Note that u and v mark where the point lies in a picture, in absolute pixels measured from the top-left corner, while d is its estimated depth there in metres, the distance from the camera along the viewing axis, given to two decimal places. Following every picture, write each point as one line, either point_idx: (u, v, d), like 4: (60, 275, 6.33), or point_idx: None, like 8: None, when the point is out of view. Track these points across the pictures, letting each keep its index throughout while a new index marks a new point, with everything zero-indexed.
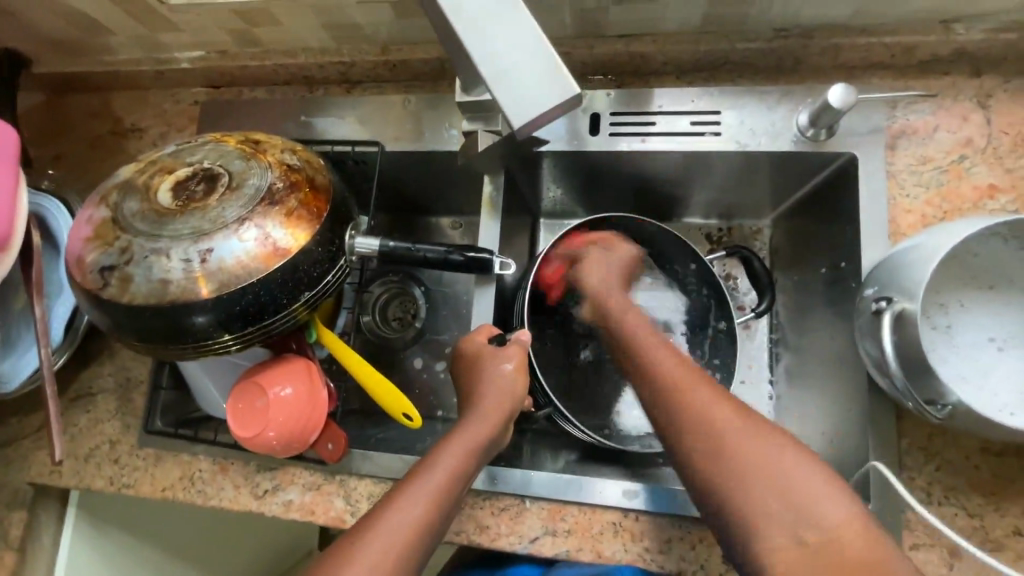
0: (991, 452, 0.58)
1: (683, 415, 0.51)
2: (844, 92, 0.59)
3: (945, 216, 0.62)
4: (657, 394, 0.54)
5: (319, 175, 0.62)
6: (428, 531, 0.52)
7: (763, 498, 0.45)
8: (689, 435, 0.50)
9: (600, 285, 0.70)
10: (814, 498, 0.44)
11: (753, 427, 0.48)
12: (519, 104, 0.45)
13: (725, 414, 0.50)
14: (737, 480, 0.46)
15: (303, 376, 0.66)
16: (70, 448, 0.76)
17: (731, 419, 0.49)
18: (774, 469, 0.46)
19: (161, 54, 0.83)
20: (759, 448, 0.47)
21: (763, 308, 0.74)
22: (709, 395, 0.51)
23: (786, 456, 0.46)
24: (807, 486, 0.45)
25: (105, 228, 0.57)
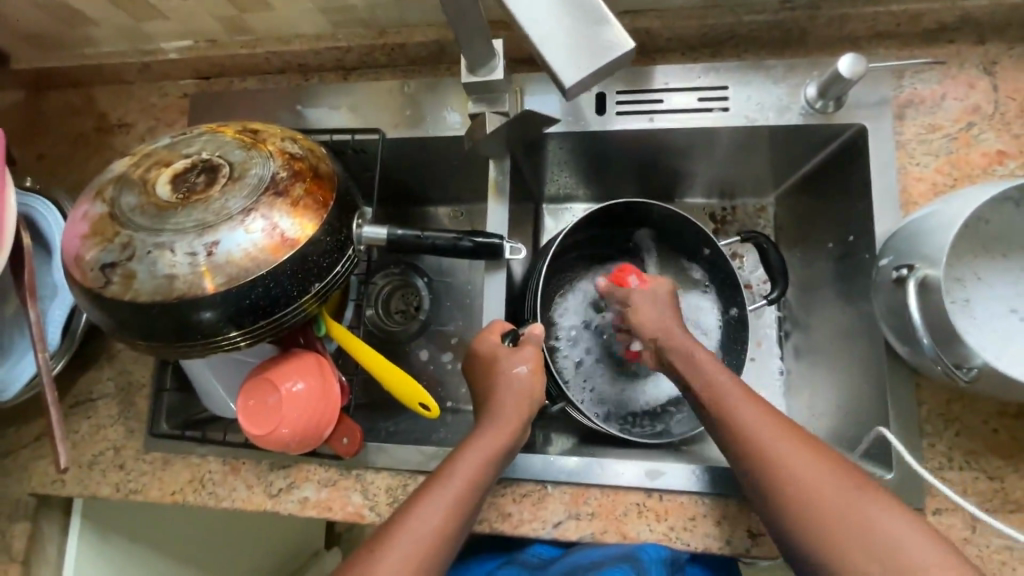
0: (1009, 415, 0.59)
1: (775, 468, 0.49)
2: (854, 62, 0.59)
3: (956, 183, 0.62)
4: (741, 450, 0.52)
5: (322, 163, 0.60)
6: (449, 540, 0.51)
7: (848, 546, 0.45)
8: (769, 483, 0.49)
9: (656, 315, 0.64)
10: (900, 542, 0.44)
11: (847, 483, 0.47)
12: (569, 61, 0.42)
13: (809, 456, 0.49)
14: (817, 528, 0.46)
15: (315, 371, 0.64)
16: (73, 456, 0.74)
17: (815, 464, 0.49)
18: (858, 516, 0.45)
19: (147, 46, 0.80)
20: (843, 494, 0.47)
21: (776, 296, 0.73)
22: (789, 440, 0.50)
23: (872, 503, 0.46)
24: (895, 533, 0.44)
25: (103, 224, 0.55)
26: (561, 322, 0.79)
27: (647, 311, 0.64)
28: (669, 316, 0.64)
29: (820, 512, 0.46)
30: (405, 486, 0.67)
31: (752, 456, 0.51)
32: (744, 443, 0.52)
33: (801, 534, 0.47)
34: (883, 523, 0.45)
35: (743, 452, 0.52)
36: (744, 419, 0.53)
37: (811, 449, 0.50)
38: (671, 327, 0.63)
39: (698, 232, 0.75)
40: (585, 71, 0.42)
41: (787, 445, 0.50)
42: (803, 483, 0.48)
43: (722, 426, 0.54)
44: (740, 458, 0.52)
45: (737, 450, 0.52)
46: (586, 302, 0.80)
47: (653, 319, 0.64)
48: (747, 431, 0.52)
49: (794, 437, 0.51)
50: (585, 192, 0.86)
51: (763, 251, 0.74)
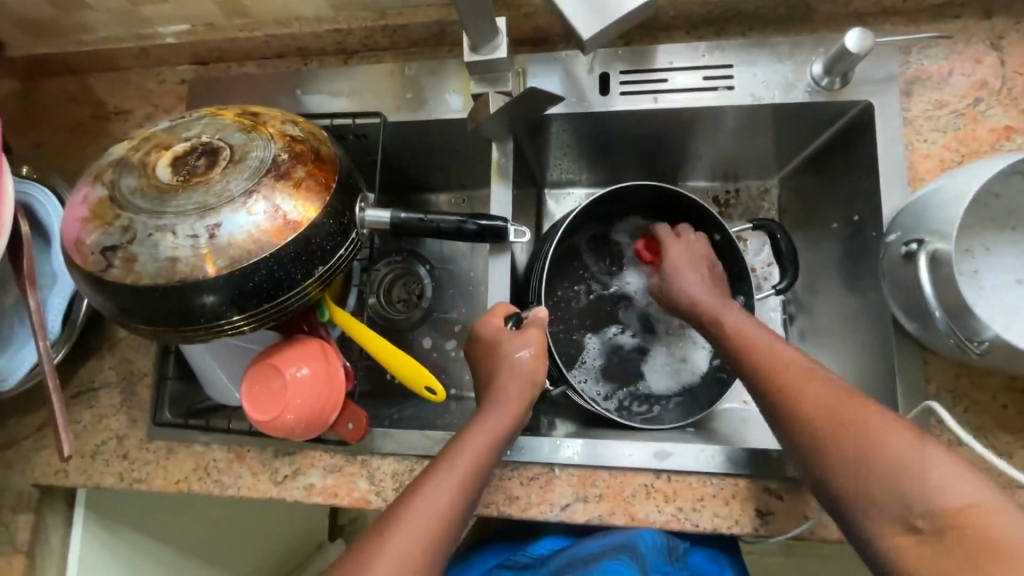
0: (1017, 390, 0.59)
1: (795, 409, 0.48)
2: (861, 36, 0.58)
3: (963, 159, 0.62)
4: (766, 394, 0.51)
5: (324, 146, 0.60)
6: (455, 522, 0.50)
7: (867, 484, 0.42)
8: (794, 423, 0.48)
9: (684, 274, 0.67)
10: (936, 473, 0.40)
11: (874, 421, 0.44)
12: (587, 20, 0.55)
13: (837, 392, 0.47)
14: (844, 461, 0.44)
15: (319, 356, 0.64)
16: (76, 446, 0.73)
17: (841, 401, 0.46)
18: (890, 447, 0.42)
19: (143, 30, 0.78)
20: (872, 426, 0.44)
21: (783, 287, 0.69)
22: (814, 380, 0.48)
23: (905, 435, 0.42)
24: (930, 464, 0.40)
25: (102, 208, 0.54)
26: (563, 305, 0.79)
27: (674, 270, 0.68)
28: (697, 274, 0.67)
29: (846, 444, 0.44)
30: (411, 471, 0.67)
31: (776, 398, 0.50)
32: (768, 384, 0.51)
33: (829, 470, 0.45)
34: (916, 454, 0.41)
35: (766, 391, 0.51)
36: (768, 363, 0.52)
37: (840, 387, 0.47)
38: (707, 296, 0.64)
39: (706, 214, 0.74)
40: (612, 17, 0.54)
41: (810, 383, 0.48)
42: (826, 417, 0.46)
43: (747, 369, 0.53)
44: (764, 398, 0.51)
45: (763, 397, 0.51)
46: (587, 285, 0.80)
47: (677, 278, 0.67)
48: (772, 372, 0.51)
49: (819, 376, 0.49)
50: (588, 177, 0.85)
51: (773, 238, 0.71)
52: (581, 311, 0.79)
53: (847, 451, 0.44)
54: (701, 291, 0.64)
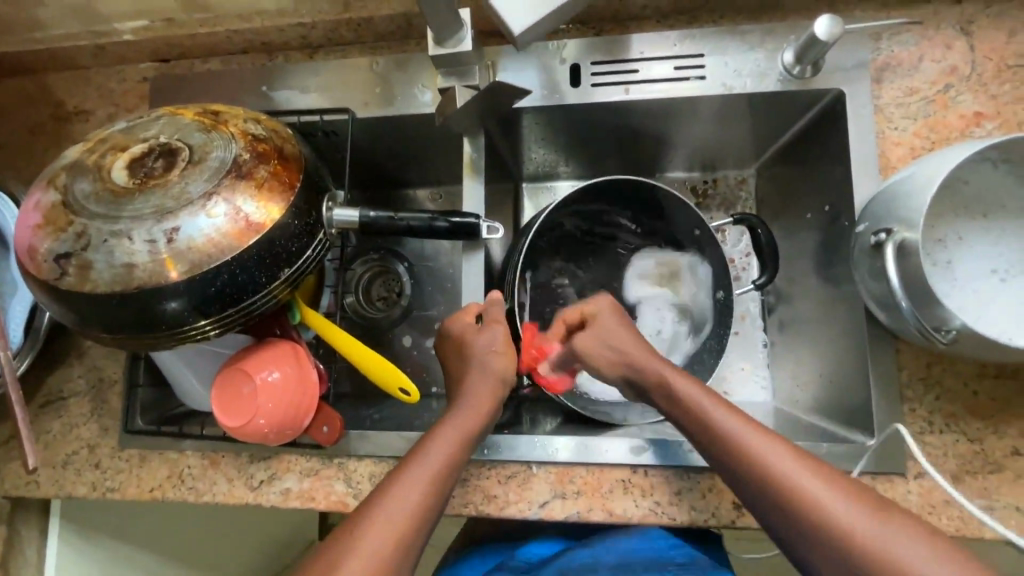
0: (988, 376, 0.59)
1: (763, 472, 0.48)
2: (831, 24, 0.58)
3: (934, 147, 0.62)
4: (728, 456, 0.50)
5: (288, 144, 0.58)
6: (426, 519, 0.49)
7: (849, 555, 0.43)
8: (773, 505, 0.47)
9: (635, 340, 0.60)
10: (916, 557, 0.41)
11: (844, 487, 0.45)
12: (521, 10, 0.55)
13: (812, 472, 0.47)
14: (831, 543, 0.44)
15: (291, 359, 0.63)
16: (46, 457, 0.72)
17: (823, 487, 0.46)
18: (880, 544, 0.42)
19: (100, 27, 0.76)
20: (859, 518, 0.44)
21: (763, 281, 0.69)
22: (784, 452, 0.48)
23: (887, 523, 0.43)
24: (897, 537, 0.42)
25: (56, 213, 0.52)
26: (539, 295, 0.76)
27: (596, 344, 0.60)
28: (617, 328, 0.61)
29: (830, 530, 0.44)
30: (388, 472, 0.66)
31: (742, 460, 0.49)
32: (739, 462, 0.49)
33: (812, 556, 0.45)
34: (905, 549, 0.42)
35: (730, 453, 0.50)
36: (737, 439, 0.50)
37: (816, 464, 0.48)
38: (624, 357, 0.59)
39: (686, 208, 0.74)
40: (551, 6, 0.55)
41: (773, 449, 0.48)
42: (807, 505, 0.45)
43: (709, 445, 0.52)
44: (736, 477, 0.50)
45: (724, 457, 0.51)
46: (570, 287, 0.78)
47: (603, 351, 0.60)
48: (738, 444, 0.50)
49: (792, 453, 0.48)
50: (565, 169, 0.84)
51: (754, 232, 0.70)
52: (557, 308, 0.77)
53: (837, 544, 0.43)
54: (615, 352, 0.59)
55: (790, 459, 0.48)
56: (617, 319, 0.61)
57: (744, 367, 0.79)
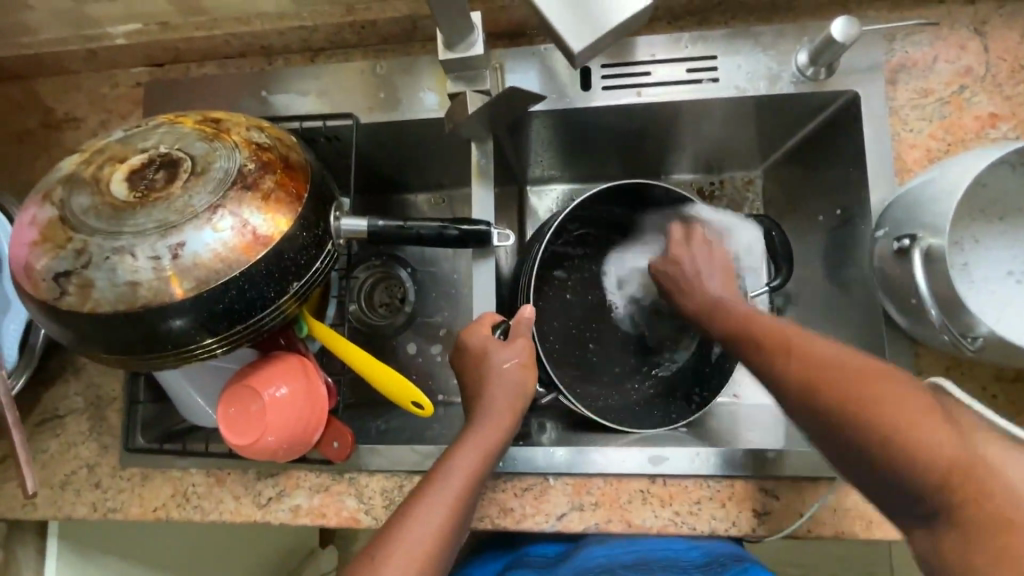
0: (1006, 379, 0.59)
1: (784, 359, 0.48)
2: (846, 25, 0.57)
3: (949, 148, 0.61)
4: (756, 351, 0.51)
5: (293, 153, 0.56)
6: (447, 546, 0.48)
7: (859, 438, 0.41)
8: (796, 393, 0.46)
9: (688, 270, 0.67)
10: (935, 441, 0.37)
11: (865, 371, 0.42)
12: (580, 29, 0.49)
13: (823, 360, 0.45)
14: (840, 427, 0.42)
15: (299, 374, 0.61)
16: (44, 478, 0.69)
17: (839, 371, 0.44)
18: (888, 425, 0.39)
19: (93, 31, 0.73)
20: (873, 397, 0.41)
21: (777, 284, 0.68)
22: (813, 341, 0.47)
23: (910, 407, 0.39)
24: (912, 420, 0.39)
25: (54, 230, 0.50)
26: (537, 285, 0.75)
27: (685, 276, 0.67)
28: (706, 266, 0.67)
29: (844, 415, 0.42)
30: (401, 487, 0.65)
31: (772, 351, 0.49)
32: (771, 358, 0.49)
33: (829, 443, 0.43)
34: (921, 431, 0.38)
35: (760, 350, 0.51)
36: (766, 340, 0.51)
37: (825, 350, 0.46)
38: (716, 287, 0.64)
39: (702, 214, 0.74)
40: (610, 24, 0.49)
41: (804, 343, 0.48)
42: (806, 390, 0.45)
43: (744, 347, 0.53)
44: (759, 374, 0.51)
45: (754, 358, 0.51)
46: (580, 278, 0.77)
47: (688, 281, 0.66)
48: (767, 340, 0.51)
49: (814, 340, 0.48)
50: (569, 173, 0.83)
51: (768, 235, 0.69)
52: (562, 302, 0.76)
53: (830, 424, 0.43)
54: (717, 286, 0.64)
55: (806, 354, 0.47)
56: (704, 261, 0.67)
57: None
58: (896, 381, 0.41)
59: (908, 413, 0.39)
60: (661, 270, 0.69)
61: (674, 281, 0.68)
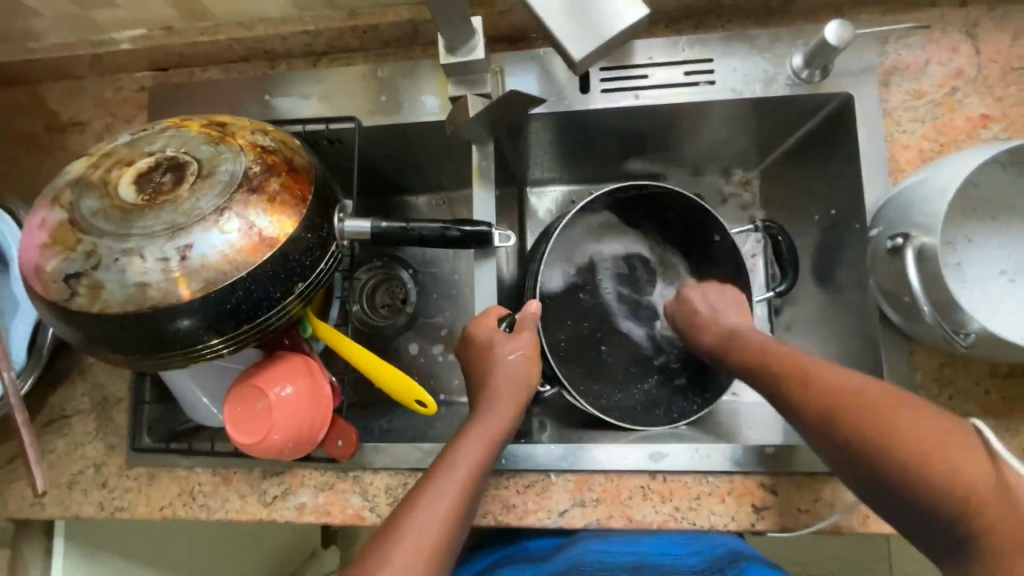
0: (1000, 375, 0.60)
1: (803, 390, 0.50)
2: (840, 29, 0.58)
3: (942, 149, 0.62)
4: (775, 380, 0.53)
5: (298, 156, 0.57)
6: (453, 535, 0.49)
7: (881, 466, 0.42)
8: (816, 423, 0.48)
9: (703, 308, 0.70)
10: (953, 467, 0.39)
11: (882, 399, 0.44)
12: (580, 36, 0.50)
13: (841, 390, 0.47)
14: (862, 454, 0.44)
15: (304, 373, 0.62)
16: (51, 478, 0.70)
17: (856, 400, 0.45)
18: (910, 452, 0.41)
19: (98, 36, 0.74)
20: (890, 425, 0.43)
21: (784, 289, 0.69)
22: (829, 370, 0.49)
23: (928, 433, 0.41)
24: (931, 446, 0.40)
25: (63, 232, 0.51)
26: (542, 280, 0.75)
27: (703, 311, 0.70)
28: (722, 303, 0.70)
29: (865, 444, 0.43)
30: (404, 484, 0.66)
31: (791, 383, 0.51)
32: (789, 387, 0.51)
33: (853, 472, 0.45)
34: (940, 459, 0.40)
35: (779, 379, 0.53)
36: (783, 370, 0.53)
37: (846, 379, 0.48)
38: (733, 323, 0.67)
39: (708, 215, 0.73)
40: (609, 31, 0.50)
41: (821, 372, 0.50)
42: (828, 423, 0.46)
43: (764, 377, 0.55)
44: (779, 406, 0.52)
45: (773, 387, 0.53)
46: (586, 278, 0.78)
47: (707, 314, 0.69)
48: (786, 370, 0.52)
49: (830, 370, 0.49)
50: (568, 175, 0.84)
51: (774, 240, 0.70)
52: (572, 300, 0.77)
53: (857, 450, 0.44)
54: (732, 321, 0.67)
55: (826, 384, 0.48)
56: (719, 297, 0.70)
57: None
58: (915, 408, 0.43)
59: (927, 437, 0.41)
60: (676, 310, 0.73)
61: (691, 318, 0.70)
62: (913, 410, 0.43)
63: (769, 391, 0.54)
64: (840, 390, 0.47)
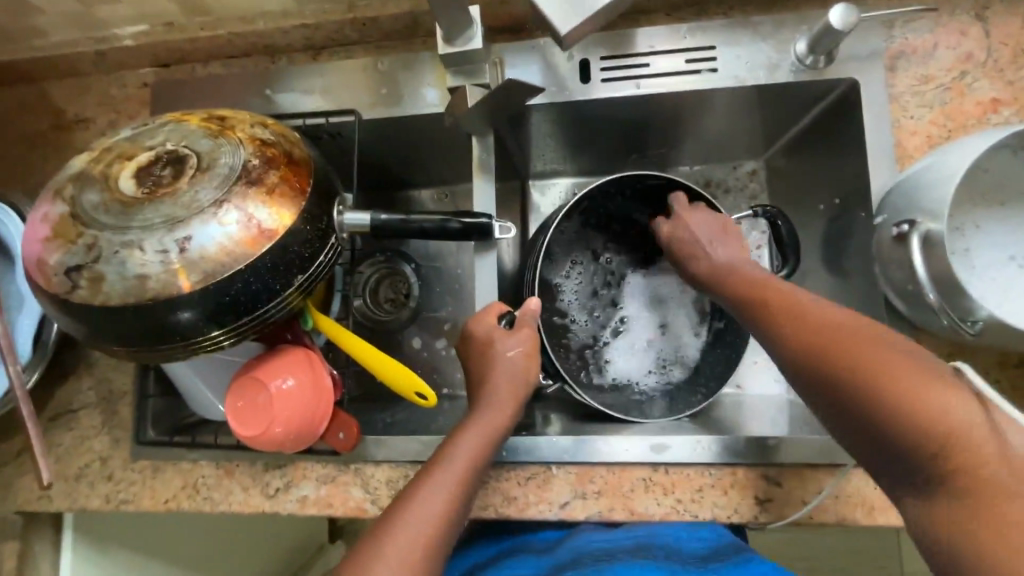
0: (1010, 365, 0.59)
1: (789, 324, 0.48)
2: (845, 12, 0.57)
3: (950, 135, 0.61)
4: (761, 313, 0.52)
5: (297, 148, 0.57)
6: (451, 527, 0.49)
7: (857, 399, 0.41)
8: (798, 356, 0.46)
9: (701, 238, 0.65)
10: (933, 403, 0.37)
11: (867, 335, 0.43)
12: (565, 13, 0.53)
13: (830, 327, 0.45)
14: (840, 389, 0.42)
15: (305, 366, 0.62)
16: (58, 471, 0.71)
17: (840, 335, 0.44)
18: (889, 385, 0.39)
19: (100, 33, 0.75)
20: (873, 360, 0.41)
21: (785, 273, 0.67)
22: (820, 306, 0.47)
23: (910, 370, 0.39)
24: (912, 383, 0.38)
25: (64, 226, 0.51)
26: (555, 268, 0.77)
27: (697, 245, 0.65)
28: (718, 237, 0.64)
29: (844, 376, 0.42)
30: (406, 477, 0.66)
31: (779, 319, 0.49)
32: (779, 321, 0.49)
33: (829, 406, 0.43)
34: (919, 393, 0.38)
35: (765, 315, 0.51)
36: (772, 304, 0.51)
37: (839, 317, 0.46)
38: (732, 257, 0.62)
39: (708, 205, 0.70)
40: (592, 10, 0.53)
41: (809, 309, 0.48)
42: (810, 358, 0.45)
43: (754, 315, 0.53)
44: (767, 342, 0.51)
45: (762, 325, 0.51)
46: (601, 272, 0.79)
47: (704, 246, 0.64)
48: (777, 307, 0.50)
49: (819, 306, 0.48)
50: (573, 166, 0.83)
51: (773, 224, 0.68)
52: (570, 286, 0.78)
53: (833, 385, 0.43)
54: (733, 252, 0.62)
55: (815, 320, 0.47)
56: (719, 232, 0.65)
57: (758, 361, 0.78)
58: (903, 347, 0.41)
59: (911, 375, 0.39)
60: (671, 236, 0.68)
61: (686, 248, 0.66)
62: (896, 349, 0.41)
63: (760, 329, 0.52)
64: (835, 328, 0.45)
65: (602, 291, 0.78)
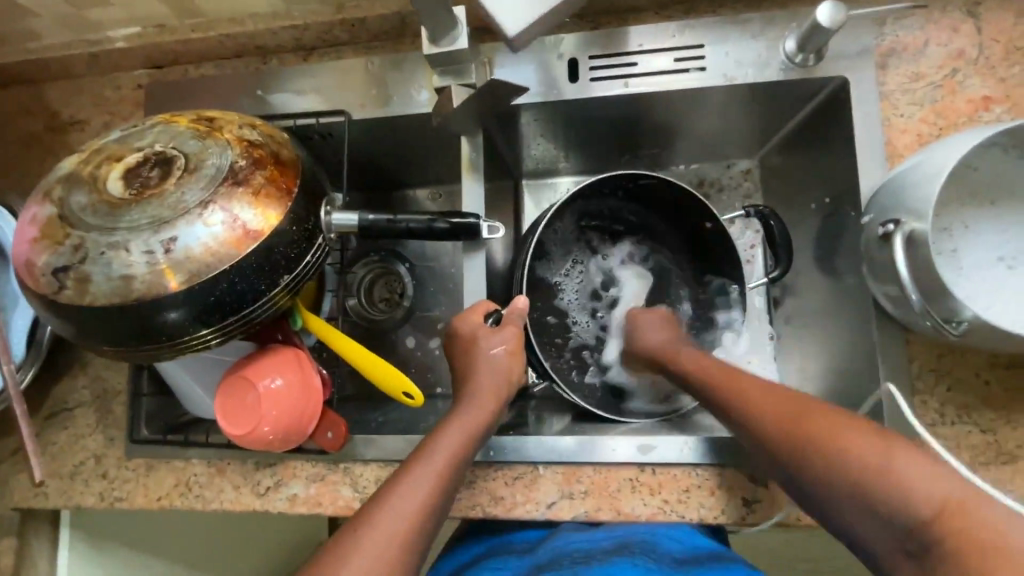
0: (1000, 366, 0.58)
1: (746, 412, 0.51)
2: (832, 10, 0.57)
3: (941, 133, 0.61)
4: (717, 401, 0.55)
5: (284, 149, 0.57)
6: (429, 520, 0.49)
7: (830, 480, 0.41)
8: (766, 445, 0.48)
9: (642, 326, 0.69)
10: (906, 475, 0.38)
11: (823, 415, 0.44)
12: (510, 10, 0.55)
13: (787, 412, 0.47)
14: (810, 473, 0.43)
15: (294, 366, 0.62)
16: (53, 469, 0.72)
17: (797, 420, 0.46)
18: (856, 464, 0.40)
19: (93, 35, 0.75)
20: (834, 441, 0.42)
21: (776, 275, 0.68)
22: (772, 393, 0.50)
23: (871, 445, 0.40)
24: (880, 458, 0.39)
25: (52, 227, 0.52)
26: (549, 268, 0.77)
27: (644, 331, 0.69)
28: (659, 324, 0.69)
29: (810, 461, 0.43)
30: None
31: (734, 409, 0.52)
32: (735, 410, 0.52)
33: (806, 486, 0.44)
34: (888, 466, 0.39)
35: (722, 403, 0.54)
36: (723, 388, 0.54)
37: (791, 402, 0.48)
38: (675, 341, 0.66)
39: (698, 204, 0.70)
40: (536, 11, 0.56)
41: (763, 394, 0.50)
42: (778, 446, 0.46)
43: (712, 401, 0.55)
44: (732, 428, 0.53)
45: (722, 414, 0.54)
46: (594, 272, 0.79)
47: (652, 332, 0.68)
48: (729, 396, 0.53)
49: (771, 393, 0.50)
50: (567, 165, 0.83)
51: (767, 226, 0.68)
52: (563, 287, 0.78)
53: (804, 471, 0.44)
54: (661, 338, 0.66)
55: (767, 408, 0.49)
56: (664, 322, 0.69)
57: None
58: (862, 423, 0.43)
59: (875, 450, 0.40)
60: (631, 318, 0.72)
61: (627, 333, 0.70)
62: (853, 425, 0.43)
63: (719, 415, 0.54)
64: (795, 413, 0.46)
65: (596, 291, 0.79)
